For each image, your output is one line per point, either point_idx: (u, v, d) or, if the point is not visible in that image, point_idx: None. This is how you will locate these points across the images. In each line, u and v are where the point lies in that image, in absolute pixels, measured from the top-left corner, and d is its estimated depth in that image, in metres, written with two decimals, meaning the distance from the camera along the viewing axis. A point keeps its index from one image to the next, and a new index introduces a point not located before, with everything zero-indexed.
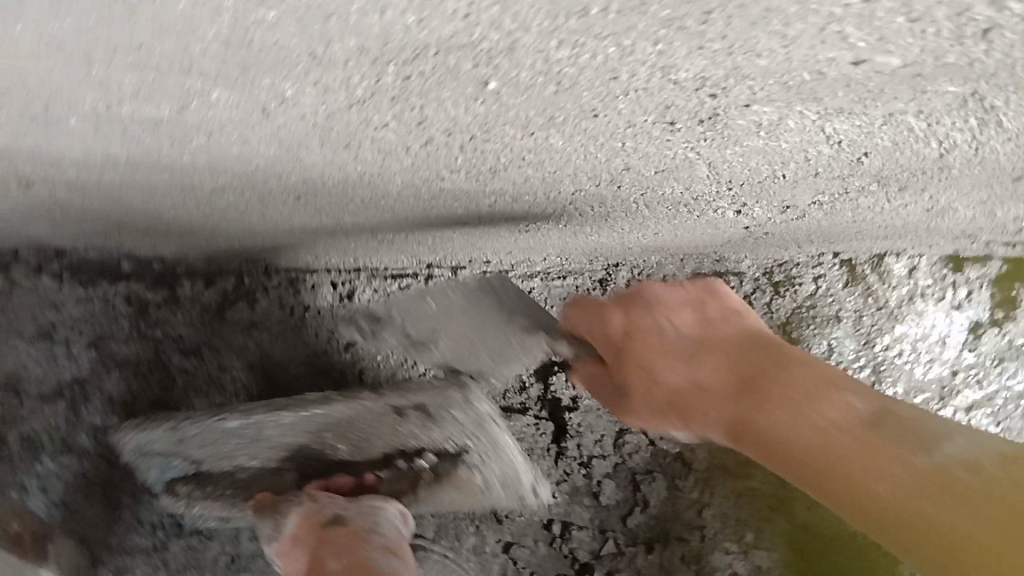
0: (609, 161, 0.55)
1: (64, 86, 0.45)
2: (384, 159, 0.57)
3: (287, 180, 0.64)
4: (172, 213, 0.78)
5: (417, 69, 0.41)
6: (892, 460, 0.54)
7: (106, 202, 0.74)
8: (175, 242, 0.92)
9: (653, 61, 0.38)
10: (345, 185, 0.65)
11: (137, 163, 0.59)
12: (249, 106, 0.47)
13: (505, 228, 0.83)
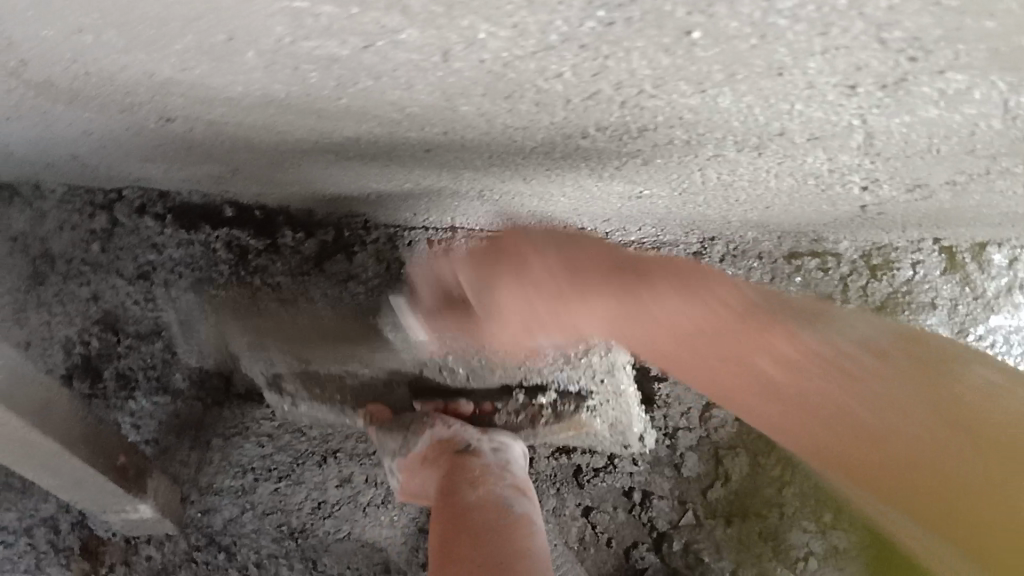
0: (766, 122, 0.55)
1: (259, 18, 0.45)
2: (537, 109, 0.57)
3: (428, 130, 0.65)
4: (293, 158, 0.79)
5: (626, 15, 0.41)
6: (857, 388, 0.63)
7: (232, 146, 0.75)
8: (283, 189, 0.93)
9: (875, 16, 0.38)
10: (482, 138, 0.66)
11: (292, 103, 0.60)
12: (433, 49, 0.48)
13: (618, 193, 0.80)
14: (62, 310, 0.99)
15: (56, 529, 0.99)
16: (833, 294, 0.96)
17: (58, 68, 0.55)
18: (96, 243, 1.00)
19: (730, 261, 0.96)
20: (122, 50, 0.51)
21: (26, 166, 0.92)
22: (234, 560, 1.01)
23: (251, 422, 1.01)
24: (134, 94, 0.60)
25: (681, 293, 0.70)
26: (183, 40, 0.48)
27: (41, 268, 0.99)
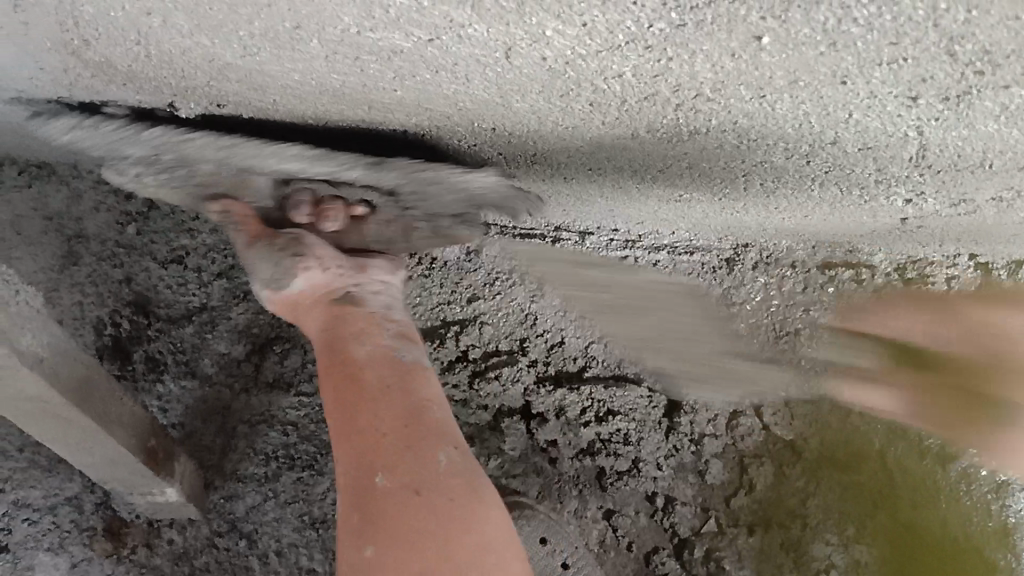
0: (825, 130, 0.54)
1: (330, 7, 0.45)
2: (592, 108, 0.57)
3: (476, 123, 0.64)
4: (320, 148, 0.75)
5: (699, 17, 0.41)
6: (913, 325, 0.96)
7: None
8: None
9: (950, 28, 0.38)
10: (530, 134, 0.65)
11: (347, 95, 0.60)
12: (497, 45, 0.48)
13: (654, 197, 0.79)
14: (94, 290, 1.00)
15: (81, 509, 0.98)
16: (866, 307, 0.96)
17: (119, 48, 0.55)
18: (131, 226, 1.01)
19: (761, 268, 0.96)
20: (188, 34, 0.51)
21: (69, 148, 0.94)
22: (255, 548, 0.96)
23: (276, 410, 0.99)
24: (190, 78, 0.60)
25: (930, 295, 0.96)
26: (251, 27, 0.49)
27: (76, 248, 1.00)
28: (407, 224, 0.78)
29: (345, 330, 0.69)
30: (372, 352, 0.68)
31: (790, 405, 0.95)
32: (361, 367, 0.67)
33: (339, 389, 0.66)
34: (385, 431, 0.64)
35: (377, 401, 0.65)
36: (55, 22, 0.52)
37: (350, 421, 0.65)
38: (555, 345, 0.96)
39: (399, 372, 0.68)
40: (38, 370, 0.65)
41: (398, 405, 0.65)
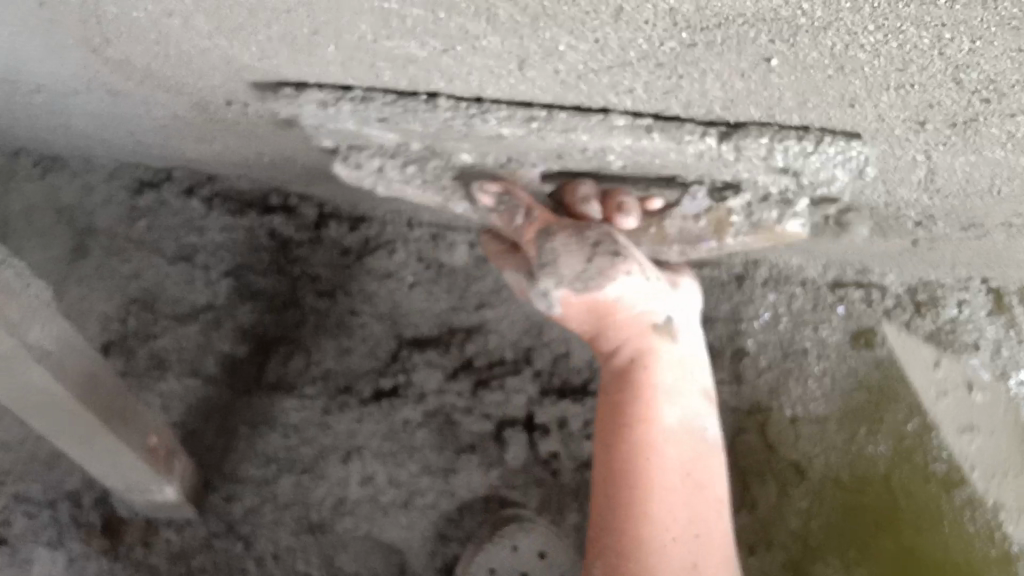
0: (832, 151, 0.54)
1: (347, 14, 0.46)
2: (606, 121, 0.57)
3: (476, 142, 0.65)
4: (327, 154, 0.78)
5: (710, 39, 0.41)
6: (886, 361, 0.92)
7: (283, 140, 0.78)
8: (326, 184, 0.94)
9: (956, 57, 0.39)
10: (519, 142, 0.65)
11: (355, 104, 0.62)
12: (509, 58, 0.49)
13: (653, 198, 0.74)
14: (102, 284, 1.02)
15: (79, 503, 1.00)
16: (875, 327, 0.95)
17: (140, 48, 0.56)
18: (141, 221, 1.04)
19: (771, 285, 0.99)
20: (207, 36, 0.52)
21: (86, 142, 0.95)
22: (252, 550, 0.96)
23: (280, 412, 0.98)
24: (208, 79, 0.61)
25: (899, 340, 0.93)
26: (270, 32, 0.50)
27: (85, 241, 1.03)
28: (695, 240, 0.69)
29: (647, 372, 0.70)
30: (680, 414, 0.70)
31: (794, 423, 0.93)
32: (656, 410, 0.69)
33: (628, 420, 0.69)
34: (671, 484, 0.66)
35: (666, 452, 0.67)
36: (77, 20, 0.53)
37: (631, 462, 0.67)
38: (558, 356, 0.95)
39: (699, 443, 0.69)
40: (43, 364, 0.66)
41: (683, 465, 0.67)
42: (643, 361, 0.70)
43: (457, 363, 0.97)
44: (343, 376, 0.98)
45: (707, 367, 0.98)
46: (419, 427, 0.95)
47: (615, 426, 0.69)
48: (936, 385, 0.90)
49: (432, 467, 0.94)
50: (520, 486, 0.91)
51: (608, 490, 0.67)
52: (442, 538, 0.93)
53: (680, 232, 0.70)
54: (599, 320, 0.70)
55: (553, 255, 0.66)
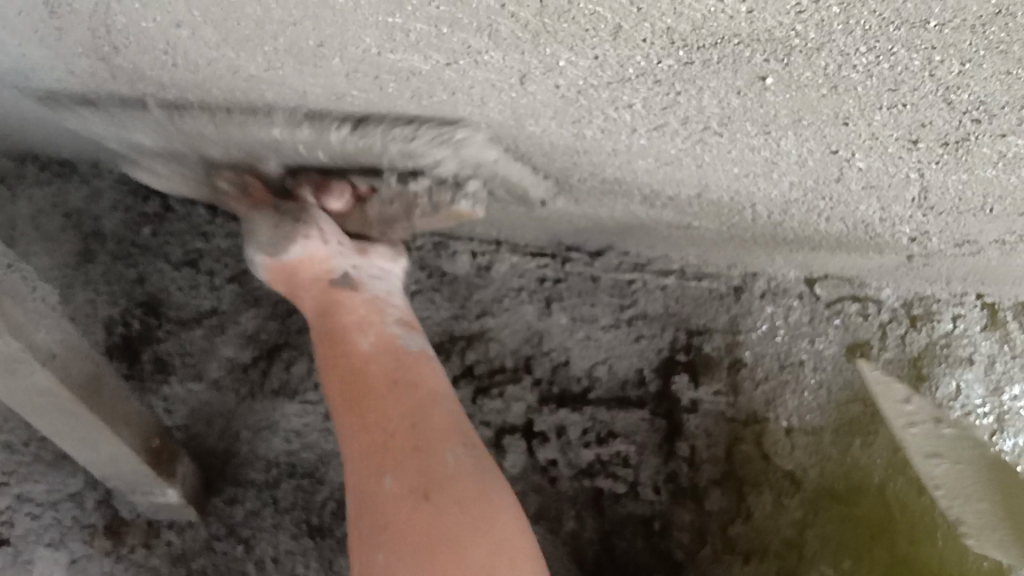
0: (830, 171, 0.57)
1: (354, 28, 0.47)
2: (605, 134, 0.58)
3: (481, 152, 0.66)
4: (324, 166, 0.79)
5: (707, 57, 0.42)
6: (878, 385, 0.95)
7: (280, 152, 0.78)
8: None
9: (946, 79, 0.40)
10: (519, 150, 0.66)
11: (356, 114, 0.63)
12: (510, 72, 0.50)
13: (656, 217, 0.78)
14: (108, 289, 1.03)
15: (82, 506, 0.99)
16: (871, 341, 0.96)
17: (148, 57, 0.57)
18: (147, 226, 1.05)
19: (768, 298, 0.98)
20: (214, 46, 0.53)
21: (92, 146, 0.96)
22: (252, 553, 0.97)
23: (281, 418, 1.01)
24: (213, 88, 0.62)
25: (892, 362, 0.95)
26: (275, 43, 0.51)
27: (91, 245, 1.04)
28: (409, 202, 0.75)
29: (352, 314, 0.76)
30: (374, 334, 0.76)
31: (791, 434, 0.94)
32: (359, 334, 0.75)
33: (342, 359, 0.74)
34: (396, 406, 0.71)
35: (404, 390, 0.73)
36: (88, 28, 0.54)
37: (361, 394, 0.72)
38: (559, 365, 0.98)
39: (399, 355, 0.75)
40: (49, 366, 0.66)
41: (392, 379, 0.73)
42: (348, 299, 0.77)
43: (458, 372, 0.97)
44: None
45: (703, 378, 0.96)
46: None
47: (343, 363, 0.74)
48: (908, 417, 0.93)
49: None
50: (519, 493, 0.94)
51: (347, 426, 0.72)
52: None
53: (394, 198, 0.75)
54: (329, 295, 0.77)
55: (261, 227, 0.76)
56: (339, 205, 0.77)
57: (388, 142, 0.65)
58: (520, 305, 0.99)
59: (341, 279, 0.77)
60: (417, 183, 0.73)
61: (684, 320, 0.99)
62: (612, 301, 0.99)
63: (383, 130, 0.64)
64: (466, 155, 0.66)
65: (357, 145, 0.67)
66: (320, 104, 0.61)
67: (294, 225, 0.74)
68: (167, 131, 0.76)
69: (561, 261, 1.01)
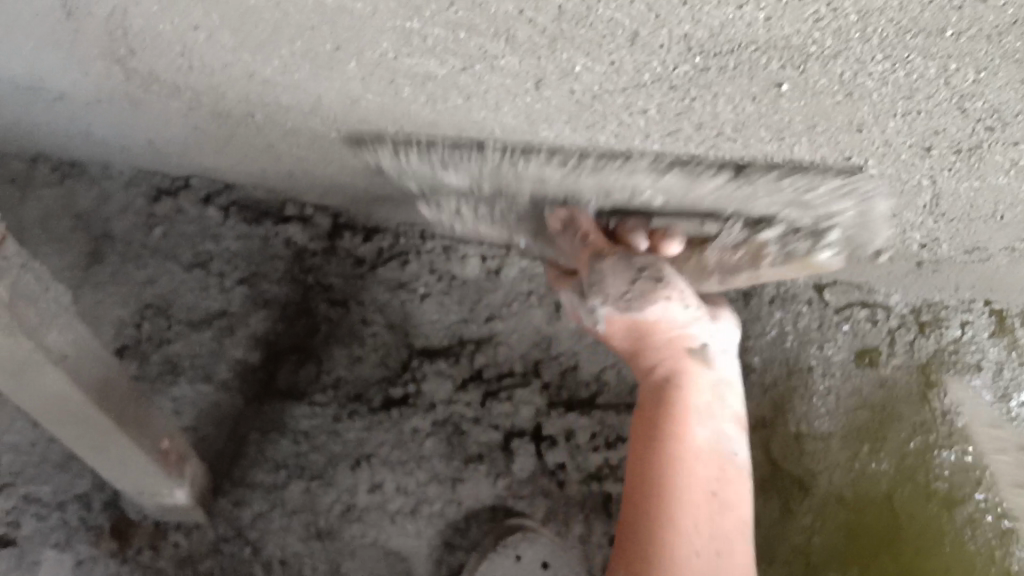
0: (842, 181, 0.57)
1: (371, 33, 0.47)
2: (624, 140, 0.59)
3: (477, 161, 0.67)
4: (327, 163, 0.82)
5: (723, 64, 0.43)
6: (884, 390, 0.94)
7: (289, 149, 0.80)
8: (340, 195, 0.96)
9: (961, 87, 0.40)
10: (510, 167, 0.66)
11: (363, 116, 0.63)
12: (525, 77, 0.50)
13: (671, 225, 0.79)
14: (117, 291, 1.04)
15: (89, 506, 1.00)
16: (880, 347, 0.96)
17: (166, 60, 0.58)
18: (158, 228, 1.07)
19: (778, 304, 0.98)
20: (232, 49, 0.53)
21: (106, 149, 0.96)
22: (260, 555, 0.96)
23: (288, 419, 1.01)
24: (226, 92, 0.63)
25: (895, 375, 0.95)
26: (291, 47, 0.51)
27: (102, 247, 1.06)
28: (754, 250, 0.74)
29: (677, 387, 0.75)
30: (711, 432, 0.73)
31: (800, 439, 0.93)
32: (685, 434, 0.72)
33: (666, 446, 0.71)
34: (701, 505, 0.68)
35: (724, 478, 0.71)
36: (105, 31, 0.54)
37: (670, 474, 0.69)
38: (568, 369, 1.00)
39: (723, 459, 0.72)
40: (60, 367, 0.67)
41: (711, 485, 0.70)
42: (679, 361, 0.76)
43: (468, 374, 1.01)
44: (354, 385, 1.01)
45: None
46: (428, 436, 0.98)
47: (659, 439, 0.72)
48: (919, 421, 0.92)
49: (441, 476, 0.97)
50: (527, 497, 0.96)
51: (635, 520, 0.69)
52: (448, 545, 0.95)
53: (734, 246, 0.75)
54: (670, 349, 0.76)
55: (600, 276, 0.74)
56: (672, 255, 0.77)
57: (770, 194, 0.60)
58: (527, 309, 1.03)
59: (677, 340, 0.77)
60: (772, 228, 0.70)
61: None
62: None
63: (783, 182, 0.58)
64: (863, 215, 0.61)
65: (726, 204, 0.69)
66: (321, 101, 0.61)
67: (644, 272, 0.74)
68: (174, 121, 0.76)
69: None
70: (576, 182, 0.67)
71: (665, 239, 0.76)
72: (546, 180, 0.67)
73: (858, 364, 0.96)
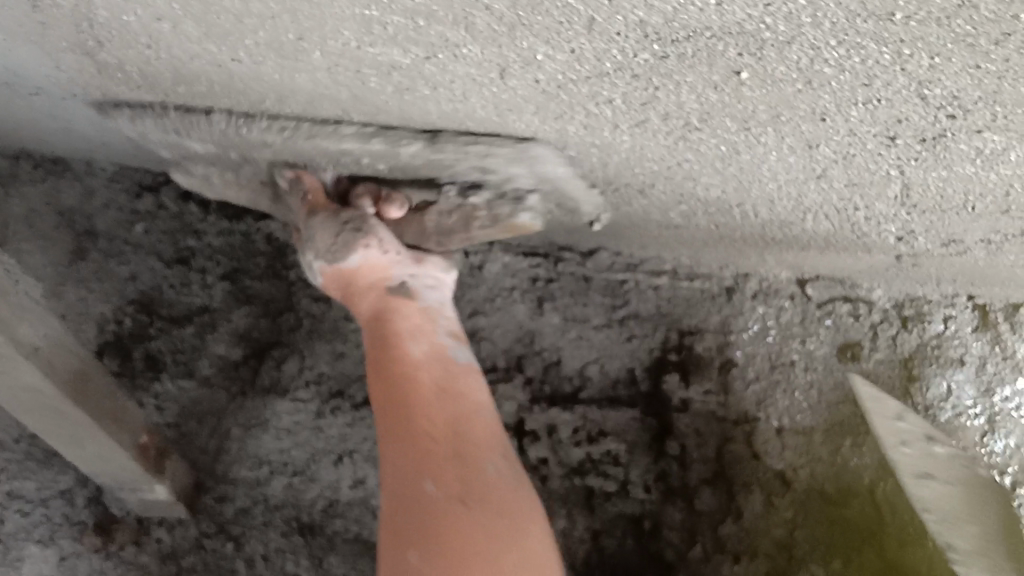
0: (822, 162, 0.55)
1: (331, 22, 0.47)
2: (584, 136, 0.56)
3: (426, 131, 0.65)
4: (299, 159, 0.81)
5: (682, 51, 0.42)
6: (870, 378, 0.94)
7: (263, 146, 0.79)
8: None
9: (916, 73, 0.40)
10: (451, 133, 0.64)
11: (333, 108, 0.62)
12: (489, 66, 0.50)
13: (655, 212, 0.77)
14: (100, 286, 1.04)
15: (72, 503, 1.00)
16: (862, 341, 0.95)
17: (132, 52, 0.57)
18: (140, 223, 1.07)
19: (759, 299, 0.98)
20: (196, 40, 0.53)
21: (87, 145, 0.96)
22: (242, 550, 0.96)
23: (271, 416, 1.00)
24: (193, 84, 0.63)
25: (880, 369, 0.94)
26: (253, 37, 0.51)
27: (84, 244, 1.06)
28: (463, 213, 0.71)
29: (394, 331, 0.72)
30: (427, 342, 0.72)
31: (782, 433, 0.93)
32: (418, 388, 0.69)
33: (406, 403, 0.68)
34: (433, 400, 0.68)
35: (457, 408, 0.69)
36: (70, 23, 0.54)
37: (397, 406, 0.68)
38: (551, 365, 1.02)
39: (453, 387, 0.70)
40: (33, 360, 0.67)
41: (441, 383, 0.70)
42: (398, 316, 0.73)
43: None
44: (336, 381, 1.00)
45: (693, 377, 0.97)
46: None
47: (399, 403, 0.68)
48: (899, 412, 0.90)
49: None
50: None
51: (400, 506, 0.64)
52: None
53: (452, 209, 0.72)
54: (385, 304, 0.73)
55: (315, 235, 0.73)
56: (395, 213, 0.74)
57: (461, 159, 0.67)
58: (512, 304, 1.04)
59: (398, 293, 0.74)
60: (475, 196, 0.70)
61: (676, 320, 1.00)
62: (604, 302, 1.02)
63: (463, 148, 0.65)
64: (529, 164, 0.65)
65: (425, 160, 0.68)
66: (279, 88, 0.60)
67: (351, 232, 0.72)
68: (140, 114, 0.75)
69: (555, 260, 1.05)
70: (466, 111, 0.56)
71: (391, 206, 0.74)
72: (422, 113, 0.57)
73: (845, 357, 0.95)
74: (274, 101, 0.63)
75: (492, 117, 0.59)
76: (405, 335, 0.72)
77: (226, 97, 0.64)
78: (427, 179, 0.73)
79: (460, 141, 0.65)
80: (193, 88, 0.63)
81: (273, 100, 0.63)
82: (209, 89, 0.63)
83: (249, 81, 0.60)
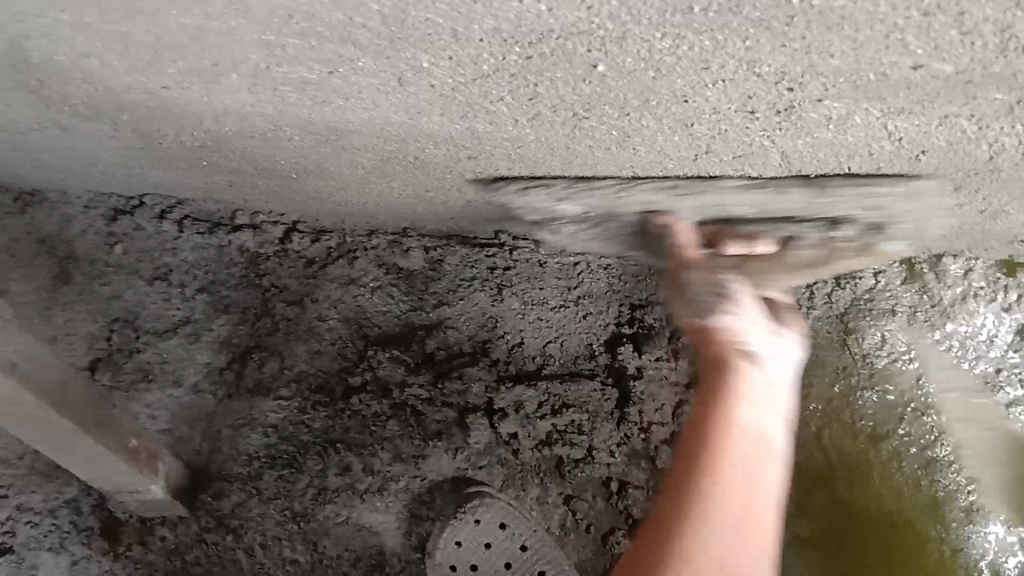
0: (710, 142, 0.61)
1: (237, 47, 0.53)
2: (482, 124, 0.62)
3: (360, 139, 0.70)
4: (260, 179, 0.90)
5: (538, 51, 0.48)
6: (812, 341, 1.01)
7: (218, 164, 0.85)
8: (263, 196, 0.99)
9: (740, 55, 0.45)
10: (377, 139, 0.70)
11: (265, 123, 0.68)
12: (386, 75, 0.55)
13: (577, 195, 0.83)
14: (86, 307, 1.07)
15: (79, 510, 1.05)
16: (800, 302, 1.02)
17: (74, 86, 0.63)
18: (118, 245, 1.10)
19: None
20: (126, 72, 0.59)
21: (57, 175, 1.02)
22: (241, 542, 1.02)
23: (258, 414, 1.05)
24: (134, 111, 0.68)
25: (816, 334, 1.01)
26: (174, 63, 0.56)
27: (67, 268, 1.08)
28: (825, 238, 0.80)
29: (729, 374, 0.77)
30: (759, 407, 0.76)
31: None
32: (732, 443, 0.73)
33: (702, 485, 0.72)
34: (721, 460, 0.72)
35: (751, 478, 0.72)
36: (12, 65, 0.60)
37: (709, 441, 0.74)
38: (514, 346, 1.05)
39: (763, 441, 0.75)
40: (10, 374, 0.73)
41: (748, 449, 0.74)
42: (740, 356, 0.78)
43: (420, 358, 1.05)
44: (314, 377, 1.06)
45: (645, 347, 1.04)
46: (389, 419, 1.03)
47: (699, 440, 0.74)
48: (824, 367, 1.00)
49: (404, 454, 1.01)
50: (486, 466, 1.01)
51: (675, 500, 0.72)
52: (416, 518, 1.00)
53: (817, 238, 0.81)
54: (724, 356, 0.78)
55: (689, 289, 0.80)
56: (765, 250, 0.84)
57: (844, 201, 0.69)
58: (472, 293, 1.07)
59: (741, 355, 0.78)
60: (845, 228, 0.76)
61: (625, 296, 1.06)
62: (559, 284, 1.07)
63: (853, 197, 0.68)
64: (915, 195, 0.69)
65: (806, 206, 0.72)
66: (211, 109, 0.66)
67: (713, 296, 0.79)
68: (98, 141, 0.81)
69: (509, 248, 1.08)
70: (378, 111, 0.63)
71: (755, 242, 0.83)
72: (337, 115, 0.64)
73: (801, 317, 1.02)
74: (211, 121, 0.69)
75: (403, 120, 0.64)
76: (730, 376, 0.77)
77: (170, 123, 0.71)
78: (784, 217, 0.77)
79: (844, 188, 0.68)
80: (136, 115, 0.69)
81: (210, 122, 0.69)
82: (151, 115, 0.69)
83: (181, 106, 0.65)
